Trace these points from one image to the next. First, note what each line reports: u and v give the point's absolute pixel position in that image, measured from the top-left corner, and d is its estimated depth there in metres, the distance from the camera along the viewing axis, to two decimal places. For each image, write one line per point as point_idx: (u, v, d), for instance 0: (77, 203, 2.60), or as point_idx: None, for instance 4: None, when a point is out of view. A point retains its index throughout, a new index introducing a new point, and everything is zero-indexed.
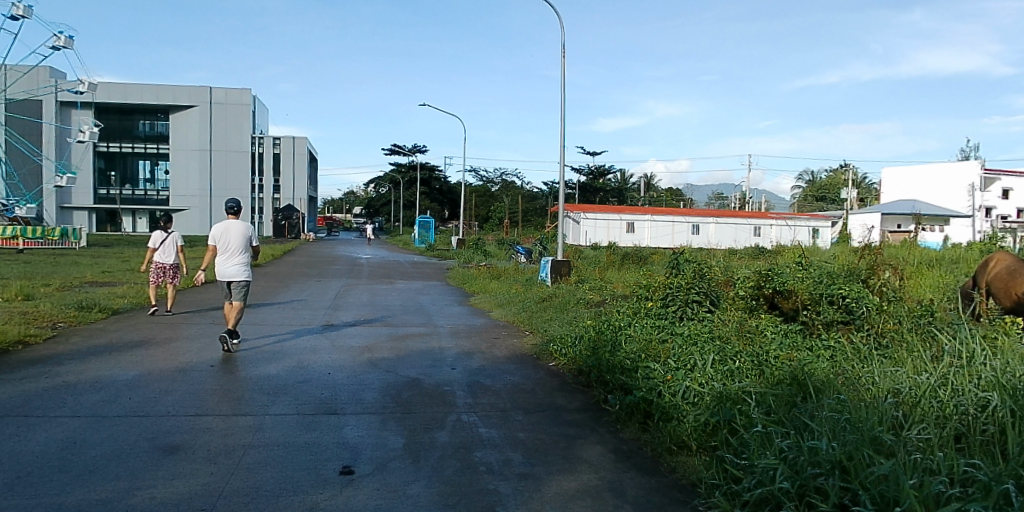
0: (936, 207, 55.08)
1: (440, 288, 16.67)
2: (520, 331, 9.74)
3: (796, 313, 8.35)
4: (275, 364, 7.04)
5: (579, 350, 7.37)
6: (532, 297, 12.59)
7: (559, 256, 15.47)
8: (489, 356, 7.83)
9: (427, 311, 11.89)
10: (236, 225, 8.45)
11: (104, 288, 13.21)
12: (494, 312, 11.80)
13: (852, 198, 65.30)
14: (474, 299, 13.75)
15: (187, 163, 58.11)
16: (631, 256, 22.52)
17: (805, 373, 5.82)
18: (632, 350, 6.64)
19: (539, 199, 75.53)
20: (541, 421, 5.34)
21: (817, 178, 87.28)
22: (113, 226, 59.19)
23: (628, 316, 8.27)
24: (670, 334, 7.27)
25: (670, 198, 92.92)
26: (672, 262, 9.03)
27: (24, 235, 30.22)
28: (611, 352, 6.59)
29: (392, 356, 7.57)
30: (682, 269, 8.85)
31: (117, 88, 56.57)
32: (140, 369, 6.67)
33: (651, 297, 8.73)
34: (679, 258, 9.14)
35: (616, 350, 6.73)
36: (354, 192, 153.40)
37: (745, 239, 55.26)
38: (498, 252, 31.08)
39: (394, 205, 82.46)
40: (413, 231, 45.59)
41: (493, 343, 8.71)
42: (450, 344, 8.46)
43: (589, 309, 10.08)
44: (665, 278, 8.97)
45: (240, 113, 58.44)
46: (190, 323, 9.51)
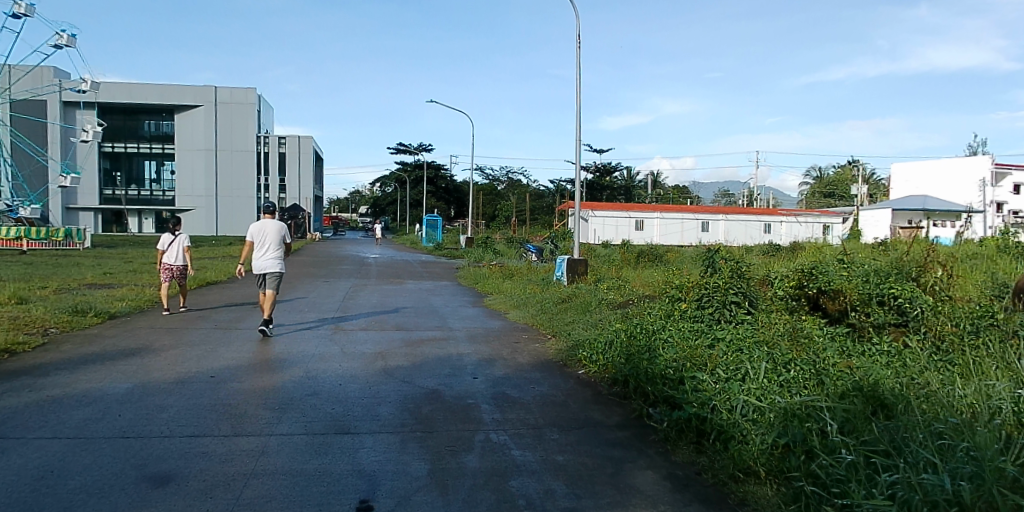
0: (947, 203, 54.05)
1: (452, 288, 16.07)
2: (541, 335, 9.13)
3: (842, 315, 7.73)
4: (280, 374, 6.46)
5: (611, 357, 6.75)
6: (550, 298, 11.96)
7: (575, 254, 14.87)
8: (512, 363, 7.21)
9: (440, 313, 11.30)
10: (272, 223, 9.47)
11: (104, 290, 12.67)
12: (511, 314, 11.20)
13: (862, 194, 64.36)
14: (488, 300, 13.16)
15: (193, 163, 57.78)
16: (646, 253, 21.92)
17: (873, 384, 5.20)
18: (672, 357, 6.03)
19: (546, 197, 74.91)
20: (580, 441, 4.72)
21: (825, 174, 86.36)
22: (119, 227, 58.84)
23: (661, 319, 7.66)
24: (712, 340, 6.65)
25: (677, 195, 92.11)
26: (707, 259, 8.43)
27: (27, 235, 29.84)
28: (650, 360, 5.98)
29: (407, 365, 6.97)
30: (718, 268, 8.20)
31: (122, 87, 56.29)
32: (135, 380, 6.11)
33: (684, 299, 8.10)
34: (714, 255, 8.50)
35: (655, 357, 6.11)
36: (359, 191, 152.91)
37: (755, 236, 54.58)
38: (508, 250, 30.55)
39: (400, 204, 82.04)
40: (421, 230, 44.97)
41: (515, 348, 8.10)
42: (469, 350, 7.87)
43: (614, 311, 9.45)
44: (700, 278, 8.33)
45: (245, 112, 58.02)
46: (192, 328, 8.94)
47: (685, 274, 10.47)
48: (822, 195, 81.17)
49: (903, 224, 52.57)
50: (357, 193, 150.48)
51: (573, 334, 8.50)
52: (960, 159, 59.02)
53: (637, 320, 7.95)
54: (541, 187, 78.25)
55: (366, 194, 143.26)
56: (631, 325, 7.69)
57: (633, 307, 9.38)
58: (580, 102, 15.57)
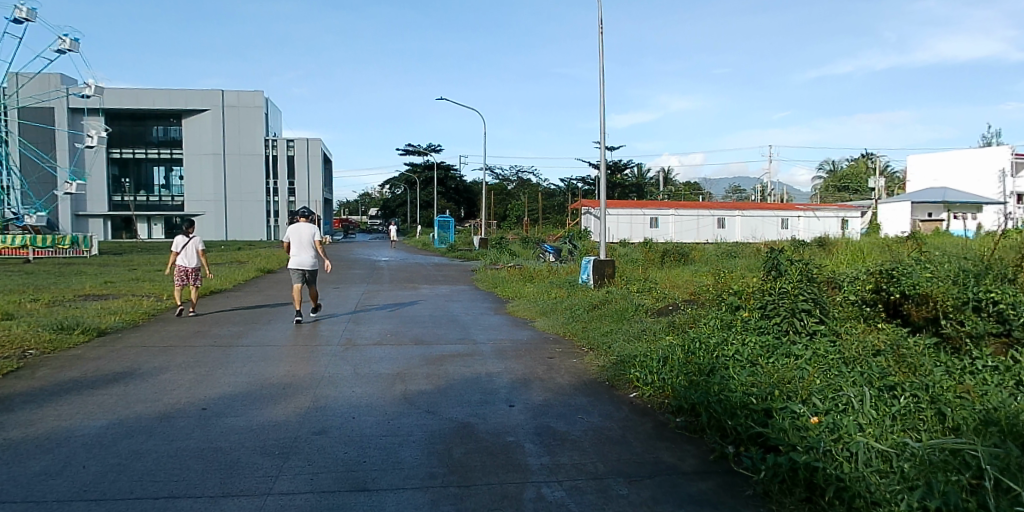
0: (968, 194, 52.32)
1: (471, 293, 15.16)
2: (577, 349, 8.13)
3: (929, 324, 6.69)
4: (285, 404, 5.53)
5: (671, 377, 5.77)
6: (580, 303, 10.96)
7: (602, 255, 13.86)
8: (550, 385, 6.23)
9: (461, 323, 10.34)
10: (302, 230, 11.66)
11: (101, 302, 11.87)
12: (538, 322, 10.26)
13: (879, 187, 62.76)
14: (510, 307, 12.17)
15: (201, 167, 57.35)
16: (671, 252, 20.86)
17: (1016, 420, 4.15)
18: (751, 384, 5.05)
19: (557, 196, 73.77)
20: (657, 496, 3.76)
21: (840, 167, 84.57)
22: (129, 233, 58.44)
23: (722, 331, 6.65)
24: (791, 359, 5.65)
25: (689, 192, 90.56)
26: (768, 260, 7.46)
27: (33, 244, 29.18)
28: (723, 388, 5.02)
29: (431, 389, 6.01)
30: (784, 269, 7.20)
31: (128, 92, 55.83)
32: (115, 413, 5.20)
33: (744, 307, 7.10)
34: (778, 255, 7.49)
35: (729, 381, 5.14)
36: (369, 193, 152.24)
37: (773, 232, 53.10)
38: (524, 251, 29.61)
39: (410, 205, 81.28)
40: (433, 231, 44.02)
41: (550, 365, 7.14)
42: (499, 368, 6.92)
43: (659, 320, 8.47)
44: (761, 281, 7.34)
45: (252, 116, 57.48)
46: (188, 346, 8.04)
47: (734, 277, 9.44)
48: (836, 188, 79.25)
49: (923, 217, 50.92)
50: (367, 195, 149.90)
51: (618, 347, 7.47)
52: (981, 150, 57.24)
53: (691, 332, 6.98)
54: (551, 186, 77.14)
55: (376, 196, 142.56)
56: (687, 337, 6.72)
57: (681, 313, 8.40)
58: (604, 90, 14.52)
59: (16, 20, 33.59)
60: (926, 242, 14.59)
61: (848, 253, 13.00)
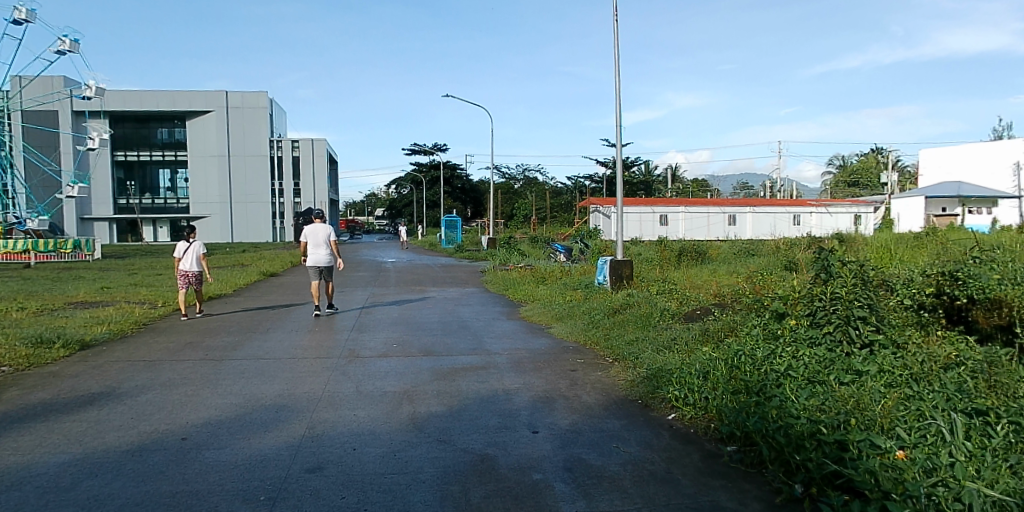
0: (981, 188, 51.01)
1: (481, 296, 14.51)
2: (600, 359, 7.43)
3: (1002, 332, 5.96)
4: (278, 432, 4.85)
5: (718, 398, 5.04)
6: (599, 307, 10.26)
7: (619, 254, 13.15)
8: (576, 405, 5.55)
9: (472, 330, 9.66)
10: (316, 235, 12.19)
11: (93, 310, 11.22)
12: (555, 328, 9.57)
13: (892, 182, 61.46)
14: (525, 312, 11.48)
15: (206, 169, 56.98)
16: (687, 251, 20.11)
17: None
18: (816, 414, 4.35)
19: (565, 194, 72.99)
20: None
21: (849, 163, 83.41)
22: (135, 236, 58.08)
23: (767, 343, 5.95)
24: (856, 380, 4.93)
25: (697, 189, 89.61)
26: (815, 262, 6.68)
27: (35, 248, 28.64)
28: (783, 417, 4.32)
29: (443, 411, 5.32)
30: (836, 270, 6.46)
31: (132, 95, 55.37)
32: (80, 447, 4.52)
33: (791, 315, 6.37)
34: (827, 252, 6.74)
35: (791, 408, 4.40)
36: (376, 193, 151.88)
37: (785, 229, 52.14)
38: (534, 251, 28.95)
39: (417, 205, 80.79)
40: (440, 231, 43.40)
41: (574, 379, 6.45)
42: (518, 384, 6.24)
43: (691, 327, 7.75)
44: (810, 284, 6.58)
45: (257, 117, 57.03)
46: (176, 360, 7.36)
47: (769, 281, 8.70)
48: (846, 184, 77.75)
49: (937, 212, 49.64)
50: (374, 196, 149.57)
51: (649, 358, 6.78)
52: (996, 143, 55.84)
53: (731, 342, 6.27)
54: (558, 184, 76.29)
55: (381, 196, 142.13)
56: (729, 348, 6.02)
57: (714, 320, 7.69)
58: (619, 79, 13.75)
59: (15, 21, 33.09)
60: (960, 241, 13.77)
61: (881, 255, 12.22)
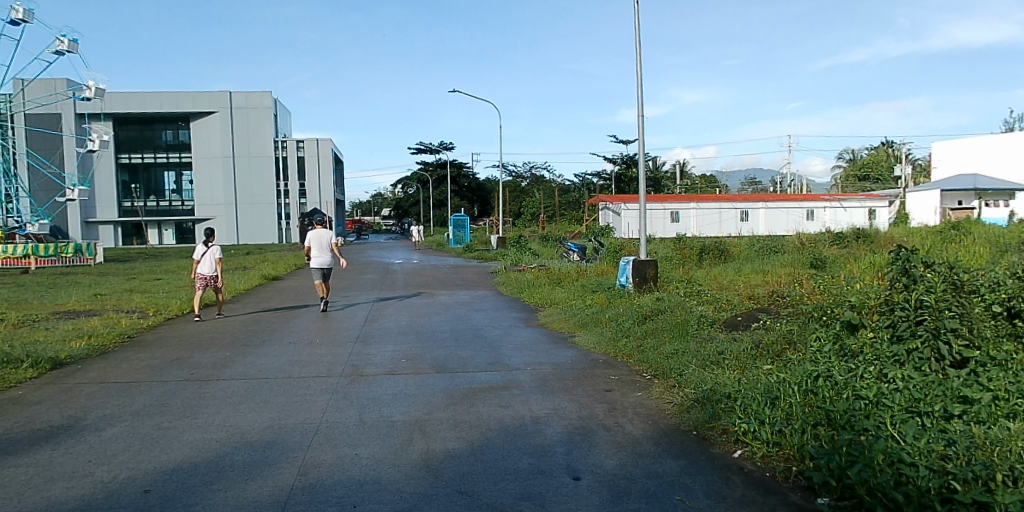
0: (998, 181, 49.53)
1: (493, 301, 13.63)
2: (637, 376, 6.55)
3: None
4: (268, 480, 3.98)
5: (802, 440, 4.14)
6: (625, 312, 9.39)
7: (643, 254, 12.23)
8: (619, 437, 4.67)
9: (488, 340, 8.79)
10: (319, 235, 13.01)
11: (77, 320, 10.40)
12: (580, 337, 8.70)
13: (905, 176, 59.98)
14: (543, 318, 10.60)
15: (210, 170, 56.44)
16: (708, 249, 19.17)
17: None
18: (937, 466, 3.46)
19: (573, 192, 72.02)
20: None
21: (860, 156, 81.87)
22: (140, 239, 57.58)
23: (843, 361, 5.05)
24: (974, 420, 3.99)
25: (705, 185, 88.34)
26: (893, 262, 5.66)
27: (34, 253, 28.04)
28: (893, 473, 3.45)
29: (463, 449, 4.43)
30: (919, 269, 5.45)
31: (135, 97, 54.80)
32: (18, 505, 3.64)
33: (866, 327, 5.43)
34: (905, 249, 5.74)
35: (906, 461, 3.48)
36: (381, 193, 151.26)
37: (798, 225, 50.93)
38: (545, 250, 28.14)
39: (423, 205, 80.05)
40: (448, 231, 42.48)
41: (613, 403, 5.59)
42: (546, 410, 5.37)
43: (736, 337, 6.86)
44: (886, 290, 5.59)
45: (261, 117, 56.33)
46: (157, 382, 6.52)
47: (824, 286, 7.73)
48: (857, 177, 76.14)
49: (953, 205, 48.41)
50: (379, 195, 148.96)
51: (696, 375, 5.91)
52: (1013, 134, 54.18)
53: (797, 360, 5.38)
54: (564, 182, 75.27)
55: (387, 196, 141.22)
56: (797, 368, 5.13)
57: (764, 329, 6.81)
58: (639, 65, 12.75)
59: (11, 21, 32.37)
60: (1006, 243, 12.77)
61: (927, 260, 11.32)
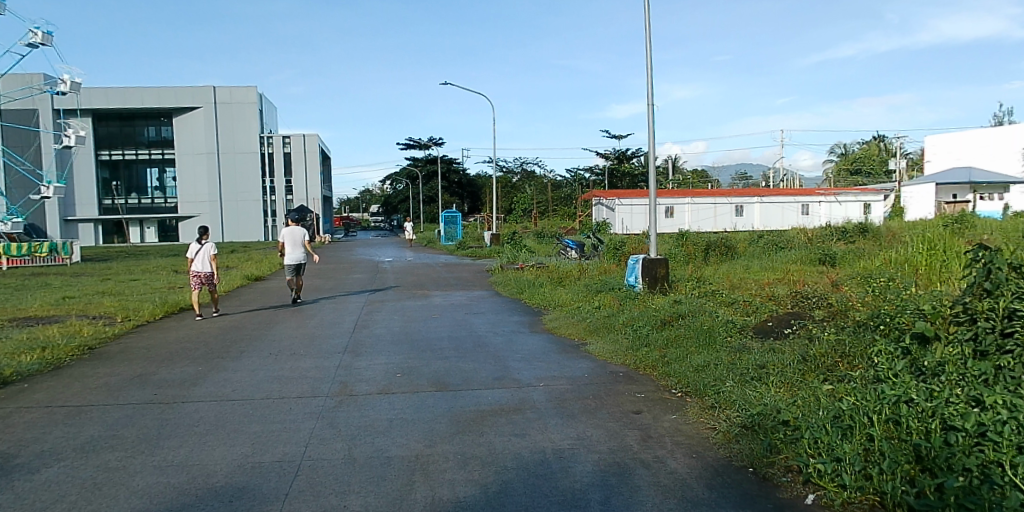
0: (994, 174, 49.14)
1: (491, 302, 12.81)
2: (665, 394, 5.75)
3: None
4: None
5: (894, 487, 3.28)
6: (641, 317, 8.58)
7: (652, 252, 11.44)
8: (664, 478, 3.88)
9: (492, 350, 7.98)
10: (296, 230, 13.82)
11: (37, 328, 9.50)
12: (593, 346, 7.89)
13: (900, 169, 59.46)
14: (549, 322, 9.80)
15: (194, 166, 55.19)
16: (712, 245, 18.41)
17: None
18: None
19: (564, 187, 71.21)
20: None
21: (851, 150, 81.53)
22: (122, 238, 56.14)
23: (918, 379, 4.13)
24: None
25: (697, 179, 87.71)
26: (972, 262, 4.71)
27: (6, 253, 26.85)
28: None
29: (477, 498, 3.61)
30: (1007, 270, 4.51)
31: (116, 92, 53.38)
32: None
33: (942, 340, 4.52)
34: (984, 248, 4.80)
35: None
36: (370, 189, 149.70)
37: (792, 219, 50.36)
38: (540, 246, 27.38)
39: (413, 201, 78.99)
40: (440, 227, 41.52)
41: (646, 431, 4.76)
42: (570, 442, 4.55)
43: (775, 349, 6.00)
44: (964, 298, 4.65)
45: (245, 112, 55.09)
46: (116, 408, 5.68)
47: (875, 298, 6.78)
48: (849, 171, 75.77)
49: (949, 199, 48.03)
50: (368, 191, 147.51)
51: (739, 394, 5.09)
52: (1007, 127, 53.88)
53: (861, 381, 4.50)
54: (555, 177, 74.52)
55: (377, 193, 139.83)
56: (863, 391, 4.26)
57: (808, 341, 5.93)
58: (648, 50, 11.83)
59: None
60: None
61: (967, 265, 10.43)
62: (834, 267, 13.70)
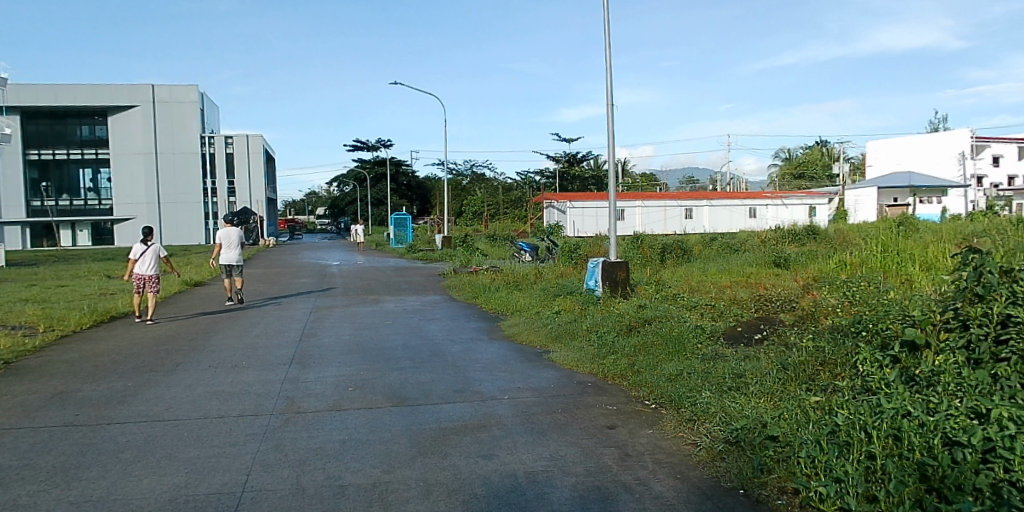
0: (930, 178, 51.49)
1: (446, 308, 12.31)
2: (640, 406, 5.42)
3: None
4: None
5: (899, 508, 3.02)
6: (605, 323, 8.27)
7: (612, 255, 11.17)
8: (652, 504, 3.50)
9: (450, 359, 7.50)
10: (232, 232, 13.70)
11: None
12: (557, 354, 7.52)
13: (842, 173, 61.58)
14: (508, 329, 9.38)
15: (131, 167, 52.61)
16: (669, 248, 18.39)
17: None
18: None
19: (517, 190, 71.05)
20: None
21: (794, 155, 84.19)
22: (52, 241, 52.92)
23: (917, 394, 3.94)
24: None
25: (646, 183, 88.98)
26: (963, 266, 4.55)
27: None
28: None
29: None
30: (997, 276, 4.37)
31: (45, 88, 50.34)
32: None
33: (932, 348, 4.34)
34: (971, 252, 4.67)
35: None
36: (317, 191, 146.25)
37: (741, 222, 51.51)
38: (493, 249, 27.00)
39: (361, 204, 77.47)
40: (390, 230, 40.61)
41: (625, 450, 4.39)
42: (545, 464, 4.13)
43: (753, 357, 5.80)
44: (954, 304, 4.49)
45: (186, 111, 52.82)
46: (25, 435, 4.95)
47: (850, 302, 6.65)
48: (792, 175, 78.23)
49: (889, 202, 50.12)
50: (315, 194, 144.05)
51: (720, 406, 4.82)
52: (941, 134, 56.70)
53: (855, 395, 4.30)
54: (508, 180, 74.38)
55: (324, 195, 136.71)
56: (859, 406, 4.05)
57: (789, 349, 5.74)
58: (608, 51, 11.61)
59: None
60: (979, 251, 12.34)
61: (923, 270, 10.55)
62: (791, 270, 13.76)
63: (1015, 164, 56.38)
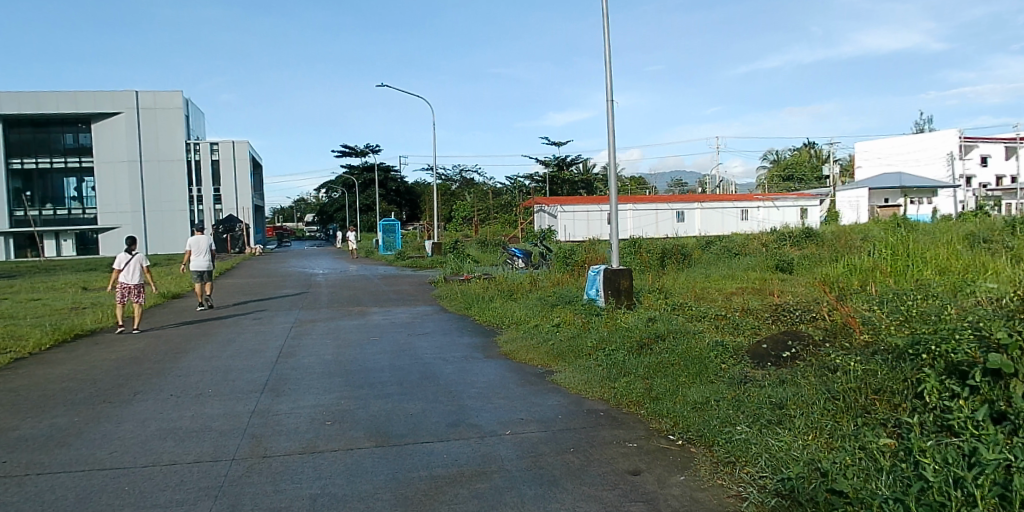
0: (920, 178, 51.41)
1: (437, 321, 11.51)
2: (667, 443, 4.67)
3: None
4: None
5: None
6: (611, 340, 7.54)
7: (615, 261, 10.40)
8: None
9: (442, 383, 6.69)
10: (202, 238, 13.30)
11: None
12: (562, 376, 6.71)
13: (834, 175, 61.37)
14: (504, 346, 8.56)
15: (114, 175, 51.22)
16: (667, 254, 17.70)
17: None
18: None
19: (506, 195, 70.36)
20: None
21: (782, 157, 84.21)
22: (36, 252, 51.37)
23: (1018, 439, 3.23)
24: None
25: (635, 187, 88.59)
26: None
27: None
28: None
29: None
30: None
31: (27, 96, 48.92)
32: None
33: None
34: None
35: None
36: (303, 198, 144.57)
37: (732, 224, 51.08)
38: (483, 255, 26.26)
39: (348, 210, 76.48)
40: (378, 237, 39.69)
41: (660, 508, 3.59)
42: None
43: (792, 383, 5.14)
44: None
45: (170, 118, 51.70)
46: None
47: (898, 316, 5.92)
48: (782, 177, 78.07)
49: (881, 203, 50.08)
50: (301, 201, 142.29)
51: (762, 446, 4.12)
52: (929, 134, 56.86)
53: (935, 439, 3.60)
54: (497, 184, 73.69)
55: (311, 201, 135.14)
56: (946, 453, 3.35)
57: (834, 373, 5.07)
58: (608, 47, 10.92)
59: None
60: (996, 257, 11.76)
61: (944, 280, 9.93)
62: (798, 278, 13.10)
63: (1002, 163, 56.63)
